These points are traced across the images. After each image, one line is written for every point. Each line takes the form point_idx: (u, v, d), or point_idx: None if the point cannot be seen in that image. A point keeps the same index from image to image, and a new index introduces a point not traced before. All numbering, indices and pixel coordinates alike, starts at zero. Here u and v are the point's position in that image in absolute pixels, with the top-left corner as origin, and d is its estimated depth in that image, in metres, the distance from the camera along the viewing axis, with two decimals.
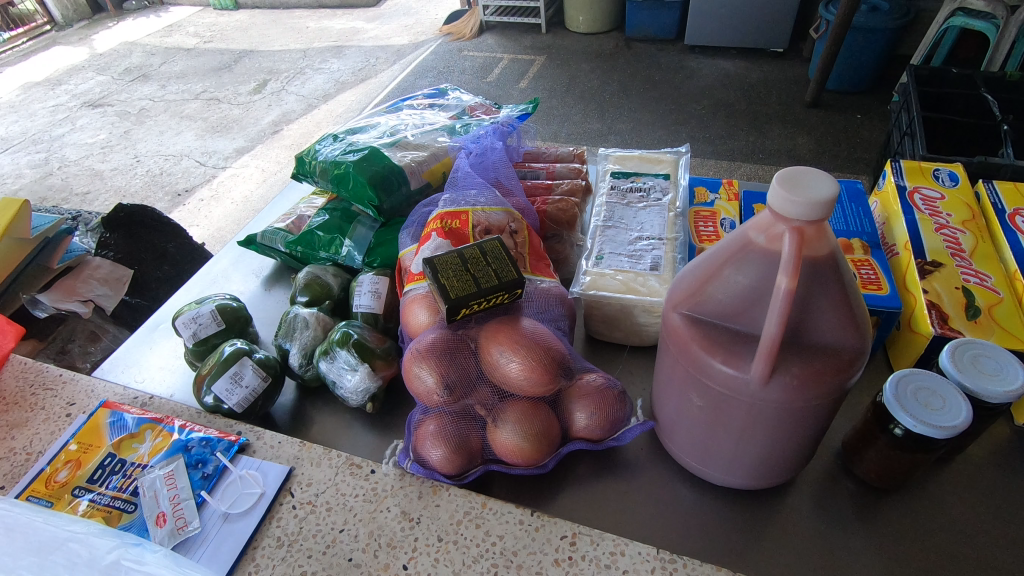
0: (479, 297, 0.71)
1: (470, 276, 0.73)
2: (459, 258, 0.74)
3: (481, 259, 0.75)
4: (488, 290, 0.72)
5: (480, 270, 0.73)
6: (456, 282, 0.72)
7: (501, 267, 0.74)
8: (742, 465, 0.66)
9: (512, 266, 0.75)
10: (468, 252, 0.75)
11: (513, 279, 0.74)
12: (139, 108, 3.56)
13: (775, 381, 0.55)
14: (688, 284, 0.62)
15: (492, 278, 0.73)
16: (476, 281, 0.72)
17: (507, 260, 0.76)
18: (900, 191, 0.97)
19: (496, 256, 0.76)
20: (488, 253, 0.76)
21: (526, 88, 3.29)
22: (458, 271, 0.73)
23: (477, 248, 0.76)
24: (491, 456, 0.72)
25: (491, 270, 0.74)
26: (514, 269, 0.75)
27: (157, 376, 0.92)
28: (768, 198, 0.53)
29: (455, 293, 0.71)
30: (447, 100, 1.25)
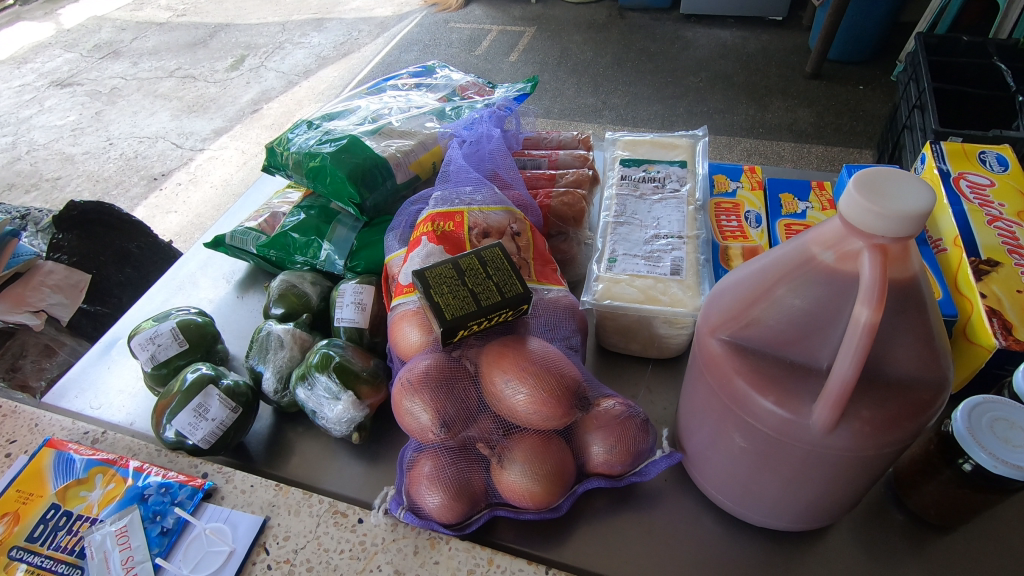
0: (479, 317, 0.61)
1: (467, 291, 0.62)
2: (454, 269, 0.64)
3: (480, 270, 0.64)
4: (489, 308, 0.62)
5: (479, 284, 0.63)
6: (451, 299, 0.62)
7: (504, 278, 0.64)
8: (788, 509, 0.57)
9: (516, 276, 0.65)
10: (465, 262, 0.65)
11: (518, 292, 0.63)
12: (109, 87, 3.35)
13: (841, 427, 0.46)
14: (729, 304, 0.52)
15: (492, 293, 0.62)
16: (475, 298, 0.62)
17: (510, 269, 0.65)
18: (944, 177, 0.87)
19: (497, 265, 0.65)
20: (488, 262, 0.65)
21: (516, 62, 3.13)
22: (454, 285, 0.63)
23: (475, 257, 0.65)
24: (497, 500, 0.63)
25: (491, 283, 0.63)
26: (519, 281, 0.64)
27: (115, 402, 0.81)
28: (841, 205, 0.42)
29: (450, 314, 0.61)
30: (435, 80, 1.13)
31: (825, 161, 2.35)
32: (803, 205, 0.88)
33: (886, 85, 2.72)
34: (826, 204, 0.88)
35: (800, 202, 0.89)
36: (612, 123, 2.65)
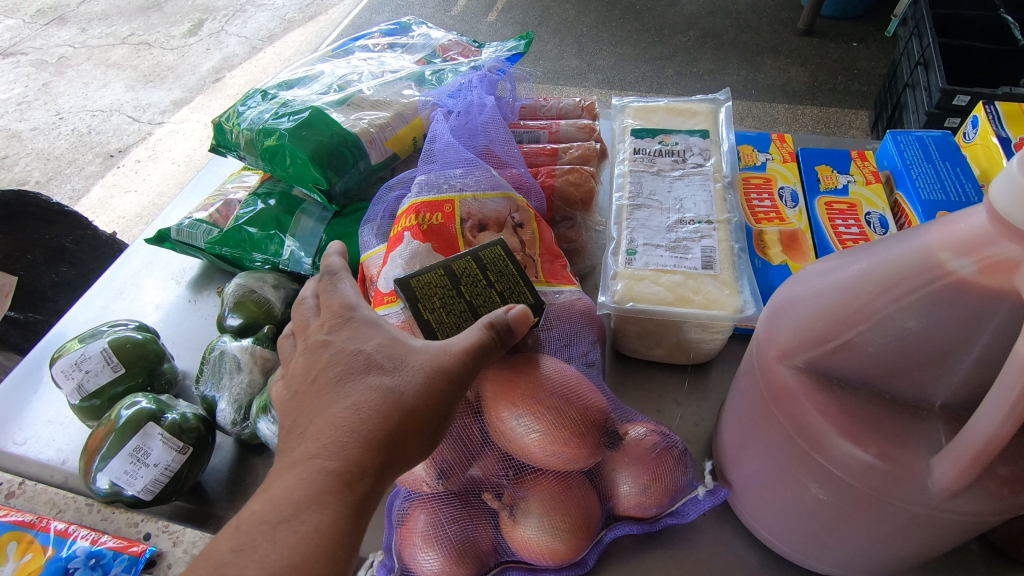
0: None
1: (465, 304, 0.50)
2: (446, 276, 0.51)
3: (478, 274, 0.51)
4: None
5: (478, 293, 0.50)
6: (445, 315, 0.49)
7: (509, 284, 0.51)
8: (867, 561, 0.46)
9: (523, 279, 0.52)
10: (459, 264, 0.52)
11: (527, 300, 0.51)
12: (56, 56, 3.05)
13: (969, 488, 0.35)
14: (805, 322, 0.40)
15: (496, 305, 0.50)
16: (475, 312, 0.49)
17: (516, 271, 0.52)
18: (1004, 144, 0.75)
19: (499, 267, 0.52)
20: (488, 264, 0.52)
21: (495, 22, 2.92)
22: (448, 297, 0.50)
23: (471, 257, 0.52)
24: (508, 556, 0.52)
25: (493, 291, 0.51)
26: (527, 285, 0.52)
27: (45, 435, 0.68)
28: (997, 196, 0.31)
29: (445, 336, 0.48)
30: (411, 39, 0.97)
31: (821, 123, 2.23)
32: (844, 178, 0.77)
33: (881, 41, 2.58)
34: (870, 177, 0.77)
35: (840, 175, 0.77)
36: (599, 87, 2.49)
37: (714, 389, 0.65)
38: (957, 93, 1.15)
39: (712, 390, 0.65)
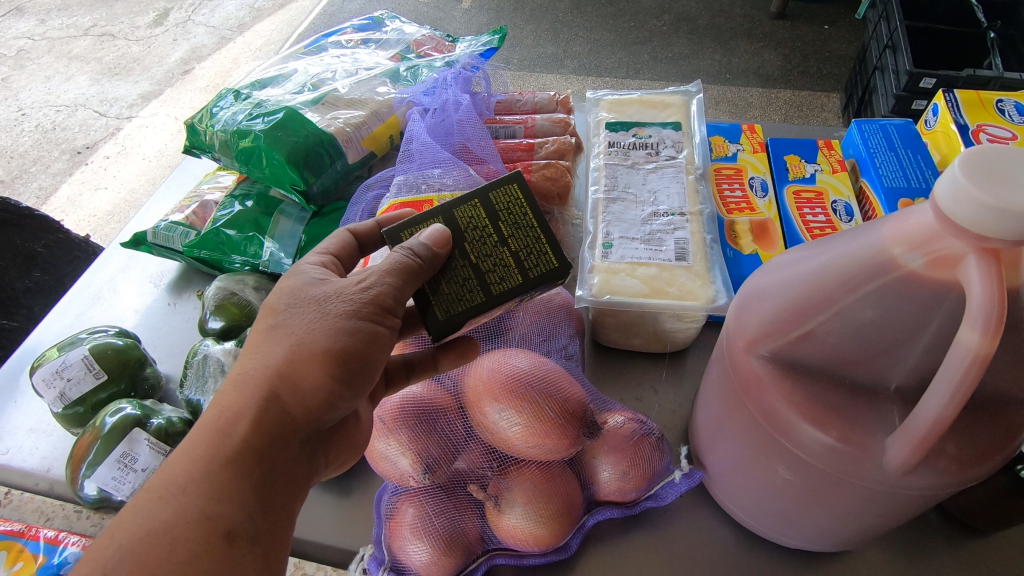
0: (491, 300, 0.45)
1: (470, 258, 0.46)
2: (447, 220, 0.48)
3: (487, 220, 0.47)
4: (504, 287, 0.45)
5: (488, 258, 0.46)
6: (447, 271, 0.46)
7: (524, 234, 0.47)
8: (834, 535, 0.49)
9: (542, 226, 0.47)
10: (465, 205, 0.48)
11: (544, 257, 0.46)
12: (14, 48, 2.95)
13: (920, 468, 0.37)
14: (770, 314, 0.42)
15: (508, 271, 0.46)
16: (484, 273, 0.46)
17: (532, 215, 0.47)
18: (962, 131, 0.78)
19: (513, 211, 0.47)
20: (498, 205, 0.48)
21: (469, 9, 2.88)
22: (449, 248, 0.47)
23: (480, 195, 0.48)
24: (495, 545, 0.53)
25: (504, 243, 0.46)
26: (547, 236, 0.47)
27: (28, 443, 0.68)
28: (940, 194, 0.33)
29: (447, 301, 0.46)
30: (385, 34, 0.97)
31: (794, 107, 2.25)
32: (811, 168, 0.79)
33: (852, 24, 2.61)
34: (836, 165, 0.79)
35: (807, 164, 0.79)
36: (576, 73, 2.49)
37: (690, 377, 0.68)
38: (923, 76, 1.16)
39: (688, 376, 0.68)
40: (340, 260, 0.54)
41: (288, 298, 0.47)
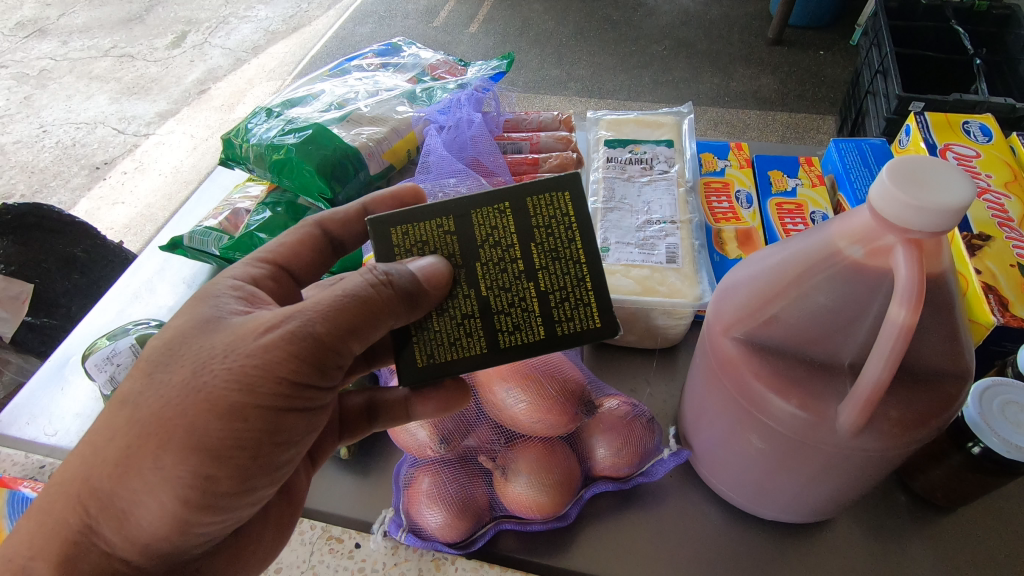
0: (504, 348, 0.48)
1: (494, 289, 0.49)
2: (487, 233, 0.49)
3: (525, 251, 0.49)
4: (523, 335, 0.49)
5: (510, 300, 0.49)
6: (470, 298, 0.49)
7: (557, 275, 0.49)
8: (806, 504, 0.55)
9: (585, 271, 0.49)
10: (507, 222, 0.49)
11: (577, 311, 0.49)
12: (38, 69, 3.08)
13: (867, 428, 0.44)
14: (743, 301, 0.49)
15: (532, 324, 0.49)
16: (505, 312, 0.49)
17: (573, 256, 0.49)
18: (929, 149, 0.83)
19: (555, 245, 0.49)
20: (542, 233, 0.49)
21: (477, 33, 3.01)
22: (477, 269, 0.49)
23: (525, 213, 0.49)
24: (502, 512, 0.60)
25: (536, 282, 0.49)
26: (587, 285, 0.49)
27: (73, 426, 0.74)
28: (873, 196, 0.40)
29: (461, 331, 0.49)
30: (402, 59, 1.05)
31: (790, 128, 2.34)
32: (793, 182, 0.85)
33: (847, 50, 2.70)
34: (815, 180, 0.85)
35: (789, 178, 0.86)
36: (579, 95, 2.59)
37: (681, 371, 0.74)
38: (912, 100, 1.14)
39: (679, 370, 0.74)
40: (286, 268, 0.59)
41: (191, 361, 0.45)
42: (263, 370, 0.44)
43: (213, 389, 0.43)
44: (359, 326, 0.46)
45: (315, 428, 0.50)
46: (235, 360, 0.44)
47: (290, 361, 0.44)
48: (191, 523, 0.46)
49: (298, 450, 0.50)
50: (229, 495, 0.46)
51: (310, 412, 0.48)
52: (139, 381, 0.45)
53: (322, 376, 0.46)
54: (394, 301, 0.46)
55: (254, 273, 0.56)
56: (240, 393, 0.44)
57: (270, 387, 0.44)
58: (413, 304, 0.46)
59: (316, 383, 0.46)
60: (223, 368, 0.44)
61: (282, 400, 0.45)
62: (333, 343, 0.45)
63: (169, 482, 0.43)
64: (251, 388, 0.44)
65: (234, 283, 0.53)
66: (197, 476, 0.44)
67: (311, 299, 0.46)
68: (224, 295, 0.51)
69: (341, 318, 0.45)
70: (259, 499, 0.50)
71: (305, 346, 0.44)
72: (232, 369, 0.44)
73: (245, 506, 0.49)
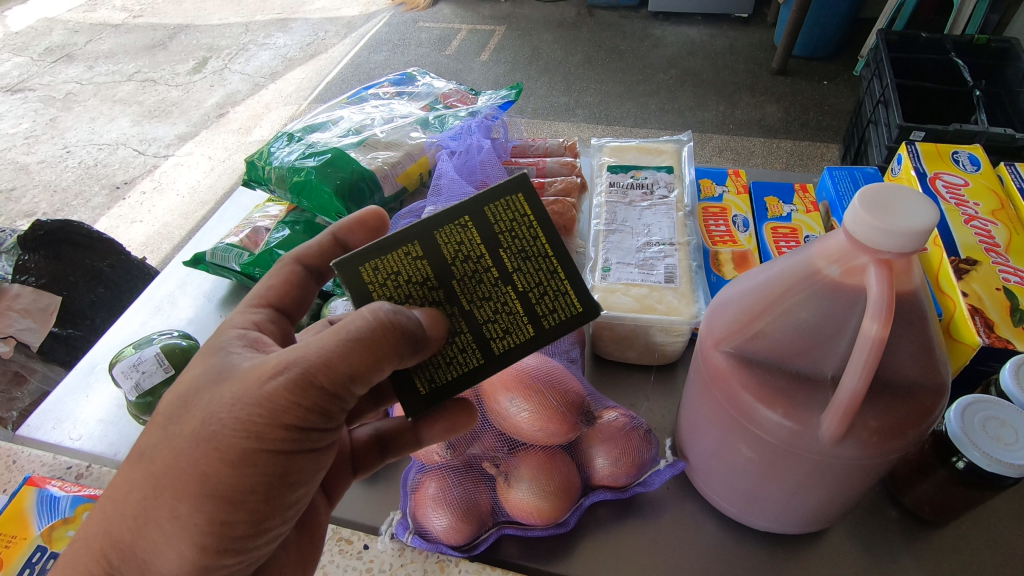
0: (499, 358, 0.51)
1: (474, 303, 0.50)
2: (454, 250, 0.51)
3: (494, 260, 0.51)
4: (513, 340, 0.50)
5: (489, 306, 0.50)
6: (454, 317, 0.50)
7: (531, 275, 0.51)
8: (795, 514, 0.57)
9: (557, 266, 0.51)
10: (470, 235, 0.51)
11: (558, 302, 0.51)
12: (65, 92, 3.21)
13: (848, 437, 0.47)
14: (732, 317, 0.53)
15: (517, 326, 0.51)
16: (491, 322, 0.51)
17: (541, 252, 0.51)
18: (919, 177, 0.84)
19: (522, 245, 0.51)
20: (506, 238, 0.51)
21: (487, 61, 3.10)
22: (453, 287, 0.51)
23: (486, 223, 0.51)
24: (505, 518, 0.62)
25: (513, 285, 0.51)
26: (563, 280, 0.51)
27: (96, 431, 0.77)
28: (848, 222, 0.44)
29: (455, 350, 0.50)
30: (416, 88, 1.11)
31: (794, 156, 2.38)
32: (788, 208, 0.88)
33: (850, 80, 2.75)
34: (810, 206, 0.88)
35: (785, 205, 0.89)
36: (586, 121, 2.65)
37: (679, 387, 0.76)
38: (912, 130, 1.17)
39: (675, 387, 0.76)
40: (276, 307, 0.61)
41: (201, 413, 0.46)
42: (269, 419, 0.44)
43: (223, 440, 0.44)
44: (362, 372, 0.45)
45: (321, 466, 0.50)
46: (241, 409, 0.44)
47: (294, 409, 0.44)
48: (209, 566, 0.47)
49: (307, 488, 0.50)
50: (244, 537, 0.47)
51: (317, 452, 0.49)
52: (154, 434, 0.47)
53: (326, 419, 0.47)
54: (394, 348, 0.45)
55: (251, 318, 0.58)
56: (248, 441, 0.44)
57: (276, 435, 0.45)
58: (412, 349, 0.46)
59: (321, 427, 0.47)
60: (230, 417, 0.44)
61: (289, 446, 0.46)
62: (336, 389, 0.46)
63: (186, 528, 0.45)
64: (258, 437, 0.44)
65: (236, 331, 0.55)
66: (214, 522, 0.45)
67: (316, 342, 0.45)
68: (233, 346, 0.52)
69: (346, 365, 0.45)
70: (274, 537, 0.51)
71: (309, 395, 0.45)
72: (240, 418, 0.44)
73: (260, 545, 0.50)
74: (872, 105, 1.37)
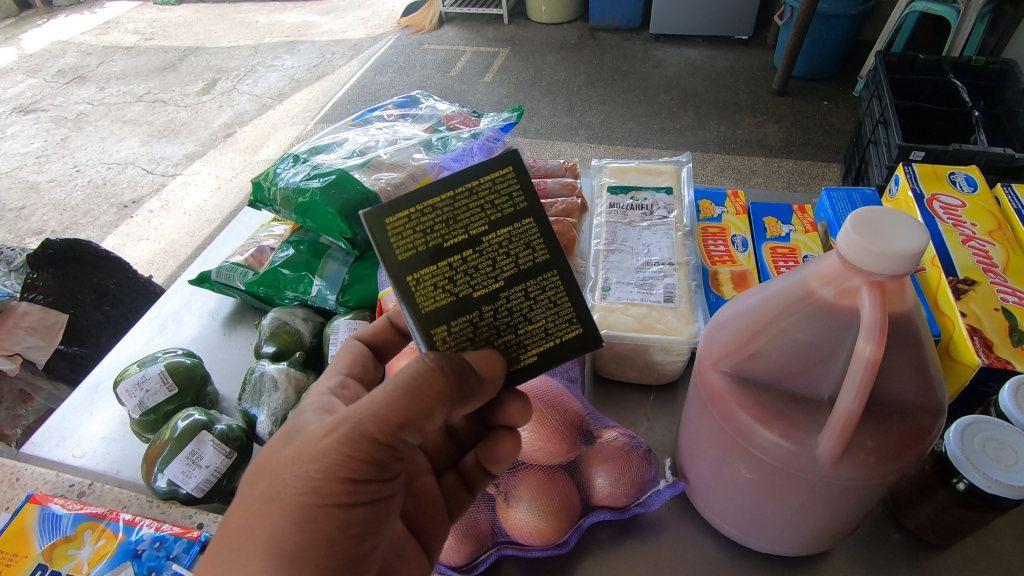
0: (577, 307, 0.49)
1: (496, 290, 0.48)
2: (428, 283, 0.47)
3: (454, 247, 0.47)
4: (555, 273, 0.49)
5: (496, 278, 0.48)
6: (504, 314, 0.48)
7: (491, 214, 0.48)
8: (794, 535, 0.57)
9: (497, 181, 0.48)
10: (416, 257, 0.47)
11: (526, 231, 0.48)
12: (76, 113, 3.27)
13: (845, 459, 0.47)
14: (729, 337, 0.53)
15: (529, 273, 0.48)
16: (524, 280, 0.48)
17: (476, 193, 0.48)
18: (916, 199, 0.85)
19: (451, 206, 0.47)
20: (439, 220, 0.47)
21: (491, 83, 3.15)
22: (469, 298, 0.47)
23: (412, 238, 0.47)
24: (504, 538, 0.62)
25: (492, 240, 0.48)
26: (515, 183, 0.48)
27: (98, 448, 0.77)
28: (840, 244, 0.44)
29: (544, 335, 0.49)
30: (420, 110, 1.13)
31: (795, 175, 2.39)
32: (786, 228, 0.89)
33: (850, 100, 2.78)
34: (808, 227, 0.89)
35: (784, 225, 0.89)
36: (588, 141, 2.68)
37: (679, 406, 0.77)
38: (911, 150, 1.17)
39: (675, 406, 0.76)
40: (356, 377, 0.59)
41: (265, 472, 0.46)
42: (324, 473, 0.44)
43: (284, 496, 0.44)
44: (410, 419, 0.45)
45: (387, 518, 0.48)
46: (300, 467, 0.44)
47: (349, 461, 0.44)
48: None
49: (378, 541, 0.47)
50: None
51: (380, 505, 0.47)
52: None
53: (383, 471, 0.46)
54: (448, 387, 0.44)
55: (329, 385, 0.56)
56: (308, 497, 0.44)
57: (333, 489, 0.44)
58: (469, 391, 0.45)
59: (379, 478, 0.45)
60: (292, 476, 0.44)
61: (346, 500, 0.44)
62: (388, 438, 0.45)
63: None
64: (317, 490, 0.44)
65: (315, 396, 0.54)
66: None
67: (368, 396, 0.45)
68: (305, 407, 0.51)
69: (396, 414, 0.44)
70: None
71: (362, 446, 0.44)
72: (299, 475, 0.44)
73: None
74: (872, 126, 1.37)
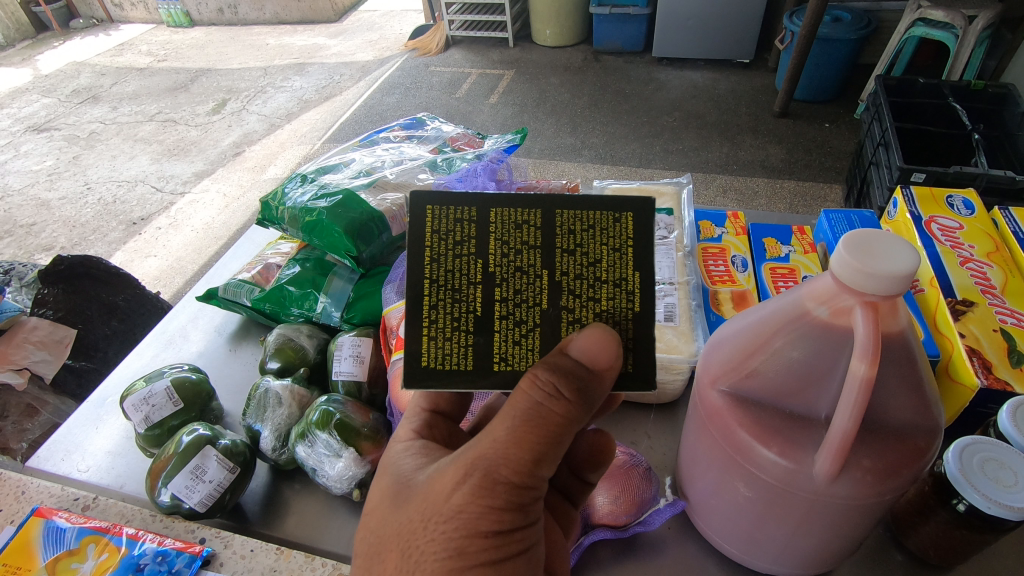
0: (599, 209, 0.50)
1: (549, 280, 0.50)
2: (506, 347, 0.50)
3: (482, 308, 0.50)
4: (558, 212, 0.50)
5: (532, 264, 0.50)
6: (574, 282, 0.51)
7: (468, 249, 0.50)
8: (796, 554, 0.57)
9: (438, 227, 0.50)
10: (477, 347, 0.50)
11: (511, 237, 0.50)
12: (89, 132, 3.34)
13: (843, 476, 0.47)
14: (727, 356, 0.54)
15: (534, 239, 0.50)
16: (548, 241, 0.50)
17: (439, 255, 0.50)
18: (914, 220, 0.85)
19: (440, 288, 0.50)
20: (451, 304, 0.50)
21: (496, 104, 3.20)
22: (541, 307, 0.51)
23: (457, 346, 0.50)
24: None
25: (493, 260, 0.50)
26: (446, 209, 0.50)
27: (104, 463, 0.78)
28: (835, 267, 0.45)
29: (615, 253, 0.51)
30: (426, 131, 1.16)
31: (797, 196, 2.40)
32: (786, 249, 0.89)
33: (851, 122, 2.81)
34: (808, 248, 0.89)
35: (783, 246, 0.90)
36: (592, 162, 2.71)
37: (679, 424, 0.77)
38: (912, 172, 1.16)
39: (676, 424, 0.77)
40: (439, 410, 0.58)
41: (378, 540, 0.47)
42: (465, 531, 0.43)
43: (424, 565, 0.43)
44: (545, 453, 0.45)
45: (538, 564, 0.47)
46: (435, 529, 0.44)
47: (490, 512, 0.43)
48: None
49: None
50: None
51: (527, 554, 0.45)
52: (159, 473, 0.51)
53: (525, 514, 0.45)
54: (571, 404, 0.45)
55: (413, 426, 0.55)
56: (452, 560, 0.43)
57: (479, 546, 0.43)
58: (594, 387, 0.46)
59: (522, 524, 0.45)
60: (428, 542, 0.44)
61: (495, 556, 0.43)
62: (524, 480, 0.44)
63: None
64: (462, 551, 0.43)
65: (402, 444, 0.54)
66: None
67: (486, 437, 0.44)
68: (400, 456, 0.52)
69: (526, 452, 0.44)
70: None
71: (499, 493, 0.43)
72: (438, 539, 0.43)
73: None
74: (873, 147, 1.37)
